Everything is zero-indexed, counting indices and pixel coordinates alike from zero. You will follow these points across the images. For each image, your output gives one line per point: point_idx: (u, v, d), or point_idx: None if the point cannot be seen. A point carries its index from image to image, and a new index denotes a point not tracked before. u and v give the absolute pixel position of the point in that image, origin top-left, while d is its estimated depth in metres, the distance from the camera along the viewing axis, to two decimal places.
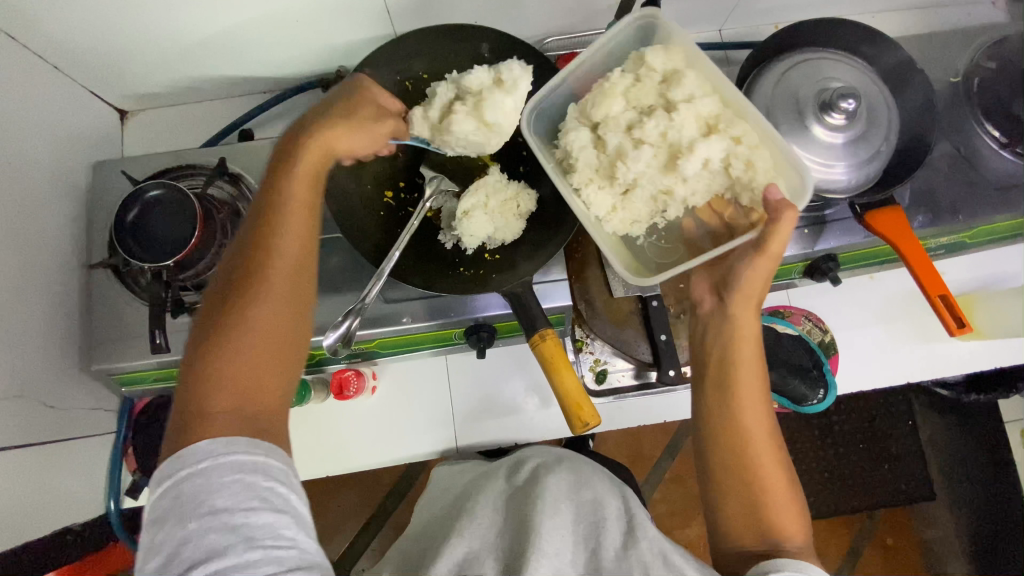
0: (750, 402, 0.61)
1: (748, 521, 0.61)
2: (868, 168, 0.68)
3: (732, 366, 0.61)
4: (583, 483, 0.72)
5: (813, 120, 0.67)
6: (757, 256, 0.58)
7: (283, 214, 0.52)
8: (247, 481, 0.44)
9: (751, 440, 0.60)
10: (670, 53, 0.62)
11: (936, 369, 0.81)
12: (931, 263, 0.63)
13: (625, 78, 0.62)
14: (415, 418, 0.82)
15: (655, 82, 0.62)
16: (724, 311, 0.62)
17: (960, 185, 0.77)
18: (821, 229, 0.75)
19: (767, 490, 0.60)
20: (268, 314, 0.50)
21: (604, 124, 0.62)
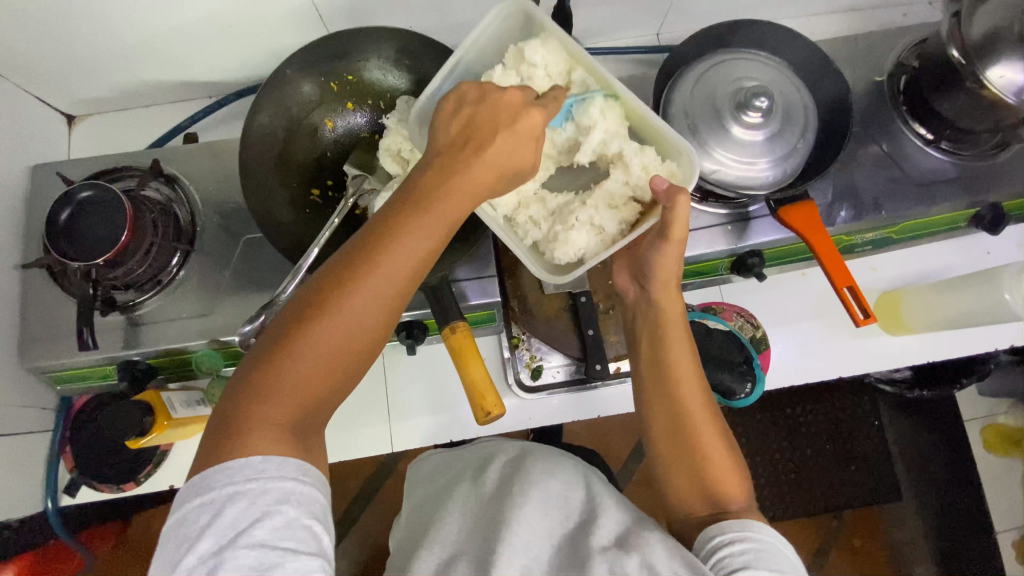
0: (685, 383, 0.63)
1: (696, 492, 0.62)
2: (787, 164, 0.69)
3: (661, 350, 0.65)
4: (556, 470, 0.75)
5: (731, 119, 0.68)
6: (667, 242, 0.62)
7: (397, 240, 0.51)
8: (287, 516, 0.45)
9: (688, 415, 0.63)
10: (547, 47, 0.65)
11: (867, 363, 0.82)
12: (839, 255, 0.65)
13: (508, 76, 0.65)
14: (355, 415, 0.82)
15: (543, 81, 0.65)
16: (648, 295, 0.67)
17: (883, 181, 0.78)
18: (745, 225, 0.76)
19: (711, 464, 0.62)
20: (342, 336, 0.50)
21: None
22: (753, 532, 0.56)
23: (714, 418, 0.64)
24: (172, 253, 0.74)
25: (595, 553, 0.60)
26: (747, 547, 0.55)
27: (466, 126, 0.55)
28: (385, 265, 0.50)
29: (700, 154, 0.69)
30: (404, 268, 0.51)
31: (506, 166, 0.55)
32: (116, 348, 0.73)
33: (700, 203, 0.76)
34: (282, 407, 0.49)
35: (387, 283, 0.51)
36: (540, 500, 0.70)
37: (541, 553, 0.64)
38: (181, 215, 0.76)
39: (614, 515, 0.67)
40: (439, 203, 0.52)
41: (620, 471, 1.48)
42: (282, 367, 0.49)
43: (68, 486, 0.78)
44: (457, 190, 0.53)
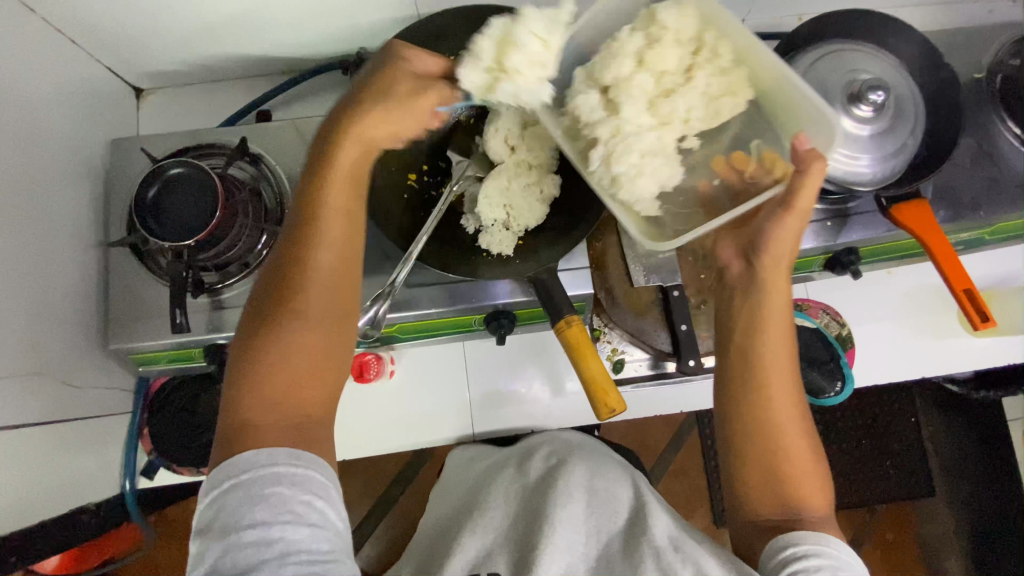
0: (774, 381, 0.58)
1: (772, 494, 0.57)
2: (895, 162, 0.68)
3: (755, 338, 0.59)
4: (597, 469, 0.71)
5: (841, 112, 0.67)
6: (786, 213, 0.57)
7: (318, 226, 0.53)
8: (283, 494, 0.44)
9: (775, 417, 0.58)
10: (682, 9, 0.57)
11: (947, 363, 0.82)
12: (957, 257, 0.64)
13: (635, 36, 0.57)
14: (433, 404, 0.81)
15: (673, 44, 0.57)
16: (754, 275, 0.61)
17: (982, 181, 0.77)
18: (844, 222, 0.75)
19: (791, 472, 0.57)
20: (295, 323, 0.51)
21: (616, 88, 0.57)
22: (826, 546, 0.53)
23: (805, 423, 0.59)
24: (258, 235, 0.72)
25: (646, 560, 0.58)
26: (824, 563, 0.51)
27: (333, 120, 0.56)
28: (318, 244, 0.52)
29: None
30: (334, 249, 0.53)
31: (381, 134, 0.55)
32: (201, 332, 0.71)
33: None
34: (274, 404, 0.49)
35: (326, 269, 0.53)
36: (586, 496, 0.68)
37: (587, 547, 0.63)
38: (267, 197, 0.74)
39: (665, 516, 0.64)
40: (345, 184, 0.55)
41: (658, 461, 1.49)
42: (251, 378, 0.49)
43: (147, 468, 0.77)
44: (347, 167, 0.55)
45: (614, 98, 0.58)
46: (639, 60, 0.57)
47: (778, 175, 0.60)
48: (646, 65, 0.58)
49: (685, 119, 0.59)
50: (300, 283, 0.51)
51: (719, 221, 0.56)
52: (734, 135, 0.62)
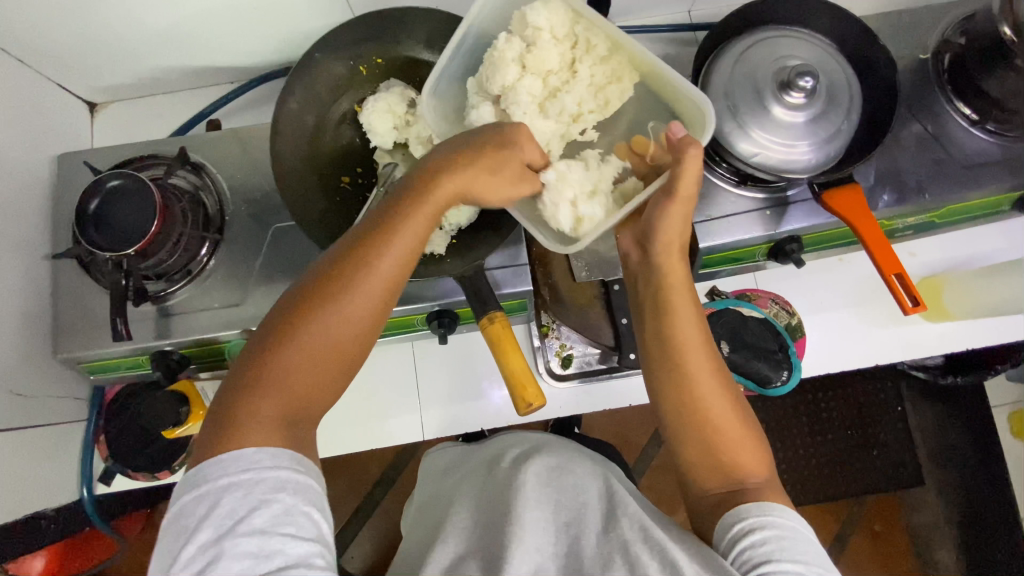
0: (695, 370, 0.59)
1: (709, 464, 0.58)
2: (829, 147, 0.68)
3: (665, 321, 0.60)
4: (564, 465, 0.72)
5: (773, 100, 0.66)
6: (670, 201, 0.58)
7: (386, 244, 0.52)
8: (284, 503, 0.45)
9: (696, 391, 0.58)
10: (550, 7, 0.61)
11: (902, 349, 0.81)
12: (888, 242, 0.63)
13: (513, 42, 0.61)
14: (382, 405, 0.82)
15: (550, 43, 0.61)
16: (651, 263, 0.63)
17: (927, 164, 0.75)
18: (783, 211, 0.74)
19: (724, 440, 0.58)
20: (325, 335, 0.51)
21: (506, 95, 0.61)
22: (773, 517, 0.53)
23: (730, 396, 0.59)
24: (200, 243, 0.73)
25: (616, 557, 0.57)
26: (768, 535, 0.51)
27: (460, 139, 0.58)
28: (374, 264, 0.52)
29: (739, 136, 0.68)
30: (383, 277, 0.53)
31: (465, 176, 0.55)
32: (148, 339, 0.73)
33: (733, 188, 0.75)
34: (278, 402, 0.49)
35: (378, 291, 0.53)
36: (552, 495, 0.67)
37: (556, 546, 0.62)
38: (209, 205, 0.75)
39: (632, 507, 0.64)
40: (423, 214, 0.54)
41: (641, 456, 1.48)
42: (267, 372, 0.50)
43: (103, 475, 0.79)
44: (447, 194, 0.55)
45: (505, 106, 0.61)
46: (521, 65, 0.61)
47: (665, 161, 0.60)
48: (529, 70, 0.62)
49: (578, 113, 0.63)
50: (344, 295, 0.51)
51: (616, 219, 0.59)
52: (632, 121, 0.65)
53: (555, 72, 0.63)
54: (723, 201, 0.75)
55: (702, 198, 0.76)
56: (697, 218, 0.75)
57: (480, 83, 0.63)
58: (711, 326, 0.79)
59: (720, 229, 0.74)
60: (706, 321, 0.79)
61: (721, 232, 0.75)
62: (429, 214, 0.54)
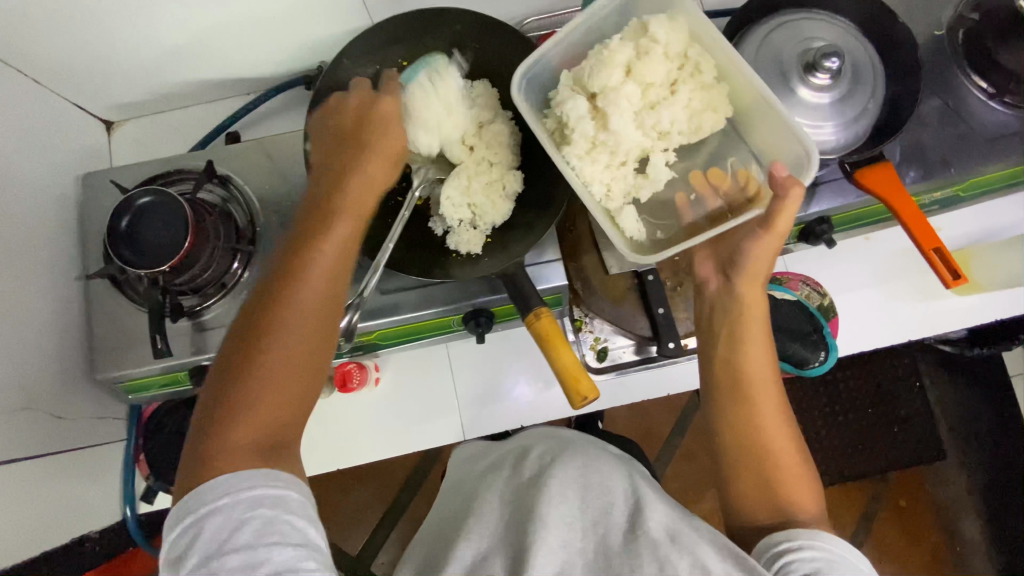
0: (761, 395, 0.60)
1: (764, 497, 0.58)
2: (857, 126, 0.68)
3: (742, 354, 0.61)
4: (587, 464, 0.66)
5: (798, 82, 0.67)
6: (764, 233, 0.60)
7: (309, 247, 0.53)
8: (265, 516, 0.45)
9: (763, 425, 0.60)
10: (673, 25, 0.61)
11: (932, 324, 0.81)
12: (924, 217, 0.63)
13: (626, 47, 0.60)
14: (420, 408, 0.82)
15: (661, 57, 0.61)
16: (730, 292, 0.63)
17: (950, 138, 0.76)
18: (813, 191, 0.75)
19: (781, 477, 0.58)
20: (283, 343, 0.51)
21: (604, 95, 0.60)
22: (823, 542, 0.53)
23: (793, 437, 0.61)
24: (232, 256, 0.73)
25: (645, 556, 0.54)
26: (817, 555, 0.52)
27: (332, 134, 0.59)
28: (303, 266, 0.52)
29: None
30: (313, 274, 0.52)
31: (364, 162, 0.56)
32: (186, 354, 0.72)
33: None
34: (249, 427, 0.49)
35: (314, 284, 0.52)
36: (579, 491, 0.63)
37: (583, 542, 0.59)
38: (239, 217, 0.75)
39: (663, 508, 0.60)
40: (338, 205, 0.55)
41: (664, 445, 1.48)
42: (230, 400, 0.49)
43: (145, 493, 0.79)
44: (343, 185, 0.56)
45: (603, 105, 0.60)
46: (627, 71, 0.61)
47: (752, 193, 0.63)
48: (634, 76, 0.61)
49: (670, 127, 0.63)
50: (283, 302, 0.51)
51: (702, 237, 0.60)
52: (712, 152, 0.67)
53: (658, 84, 0.62)
54: None
55: None
56: None
57: (577, 80, 0.63)
58: None
59: None
60: None
61: None
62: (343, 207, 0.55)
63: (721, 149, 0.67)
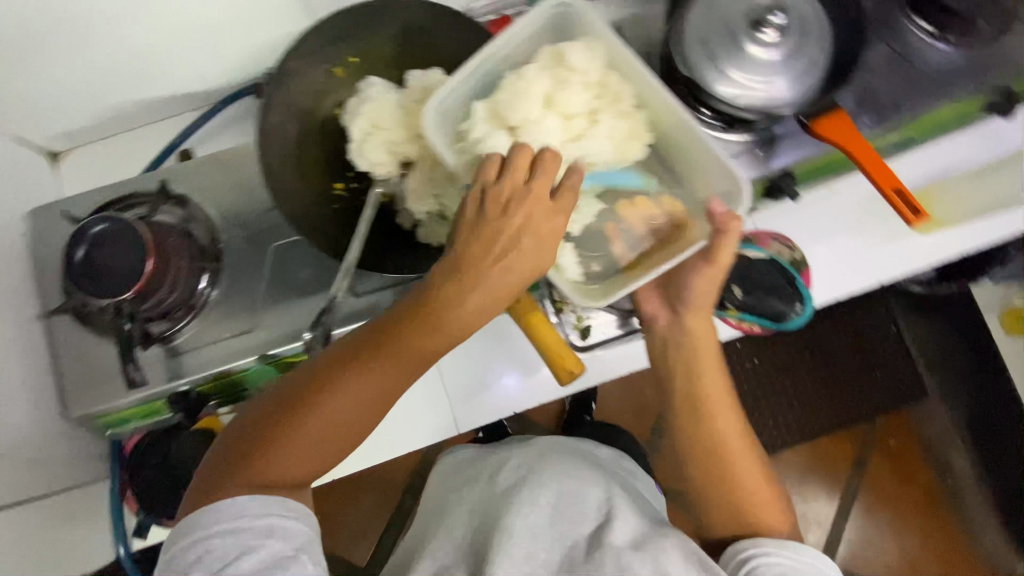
0: (725, 422, 0.66)
1: (730, 517, 0.65)
2: (807, 79, 0.69)
3: (701, 385, 0.66)
4: (564, 470, 0.73)
5: (747, 40, 0.68)
6: (707, 265, 0.63)
7: (388, 344, 0.52)
8: (274, 547, 0.48)
9: (726, 450, 0.65)
10: (592, 52, 0.61)
11: (902, 265, 0.83)
12: (880, 158, 0.65)
13: (543, 77, 0.60)
14: (409, 407, 0.81)
15: (579, 86, 0.61)
16: (681, 325, 0.66)
17: (898, 81, 0.78)
18: (773, 146, 0.76)
19: (745, 497, 0.65)
20: (332, 419, 0.51)
21: (526, 127, 0.59)
22: (788, 551, 0.62)
23: (752, 455, 0.66)
24: (198, 276, 0.71)
25: (607, 561, 0.60)
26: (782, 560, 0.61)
27: (496, 203, 0.52)
28: (377, 365, 0.52)
29: (718, 79, 0.69)
30: (385, 382, 0.52)
31: (466, 268, 0.51)
32: (162, 382, 0.69)
33: (722, 134, 0.76)
34: (279, 470, 0.50)
35: (379, 387, 0.52)
36: (552, 501, 0.69)
37: (548, 554, 0.63)
38: (201, 235, 0.72)
39: (629, 522, 0.66)
40: (442, 324, 0.51)
41: None
42: (260, 450, 0.50)
43: (137, 529, 0.76)
44: (457, 280, 0.51)
45: (527, 140, 0.59)
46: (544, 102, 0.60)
47: (680, 224, 0.65)
48: (554, 108, 0.61)
49: (595, 160, 0.63)
50: (342, 390, 0.51)
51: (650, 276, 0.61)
52: (636, 181, 0.66)
53: (579, 116, 0.62)
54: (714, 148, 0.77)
55: None
56: None
57: (493, 110, 0.60)
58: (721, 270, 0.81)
59: None
60: None
61: None
62: (461, 311, 0.51)
63: (645, 177, 0.67)
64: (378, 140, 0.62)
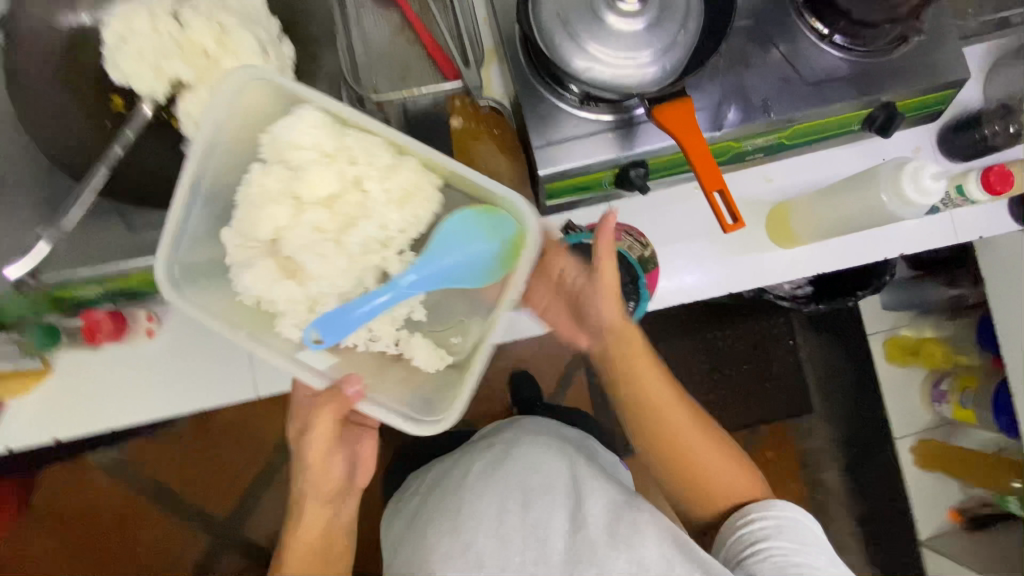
0: (671, 415, 0.72)
1: (704, 501, 0.72)
2: (667, 59, 0.64)
3: (637, 391, 0.72)
4: (534, 462, 0.74)
5: (605, 9, 0.62)
6: (601, 292, 0.67)
7: (300, 500, 0.69)
8: None
9: (682, 445, 0.72)
10: (305, 122, 0.54)
11: (757, 279, 0.80)
12: (711, 160, 0.61)
13: (269, 172, 0.54)
14: (200, 361, 0.74)
15: (318, 164, 0.54)
16: (603, 340, 0.72)
17: (772, 80, 0.72)
18: (630, 131, 0.69)
19: (705, 475, 0.72)
20: (292, 562, 0.68)
21: (280, 237, 0.54)
22: (773, 510, 0.67)
23: (704, 428, 0.73)
24: None
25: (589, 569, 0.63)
26: (767, 525, 0.66)
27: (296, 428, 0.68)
28: (303, 511, 0.69)
29: (570, 48, 0.63)
30: (314, 517, 0.69)
31: (312, 441, 0.65)
32: None
33: (578, 110, 0.69)
34: None
35: (311, 527, 0.69)
36: (524, 496, 0.70)
37: (523, 554, 0.66)
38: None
39: (598, 497, 0.69)
40: (309, 481, 0.68)
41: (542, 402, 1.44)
42: None
43: None
44: (312, 464, 0.67)
45: (290, 257, 0.55)
46: (290, 197, 0.54)
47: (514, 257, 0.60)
48: (305, 197, 0.54)
49: (387, 234, 0.56)
50: (292, 535, 0.69)
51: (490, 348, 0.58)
52: None
53: (341, 194, 0.54)
54: (565, 123, 0.70)
55: (544, 119, 0.70)
56: (537, 142, 0.69)
57: (238, 228, 0.55)
58: None
59: (563, 154, 0.69)
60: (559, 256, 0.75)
61: (563, 155, 0.69)
62: (314, 466, 0.67)
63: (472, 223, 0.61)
64: (135, 51, 0.56)
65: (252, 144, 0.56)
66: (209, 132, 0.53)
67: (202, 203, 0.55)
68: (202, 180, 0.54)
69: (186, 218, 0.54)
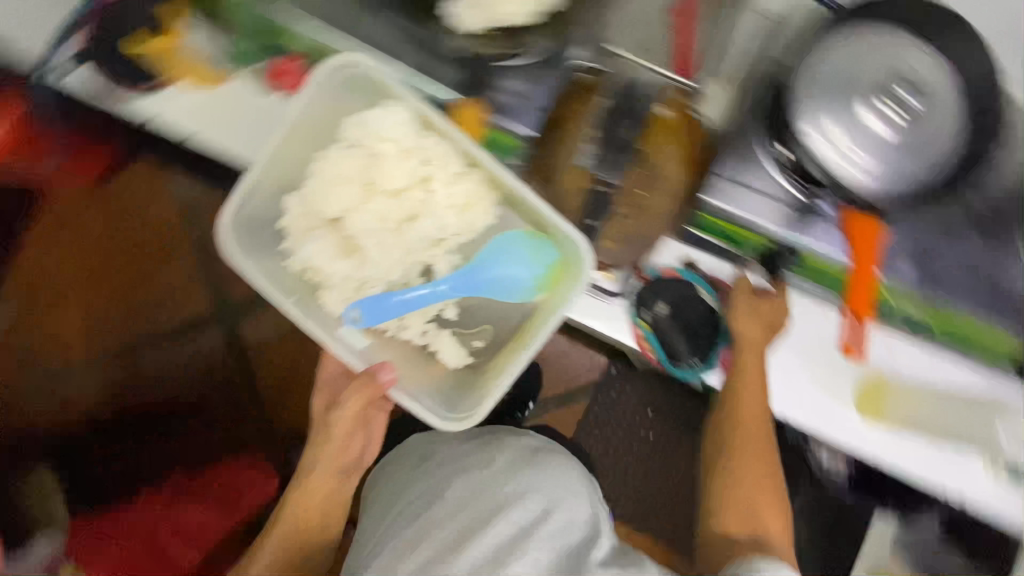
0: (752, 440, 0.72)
1: (738, 518, 0.70)
2: (890, 181, 0.62)
3: (739, 399, 0.72)
4: (533, 486, 0.72)
5: (857, 99, 0.61)
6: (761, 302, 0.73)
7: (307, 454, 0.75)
8: None
9: (744, 445, 0.72)
10: (387, 110, 0.68)
11: (821, 422, 0.76)
12: (866, 277, 0.69)
13: (341, 150, 0.69)
14: None
15: (393, 154, 0.69)
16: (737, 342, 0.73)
17: (965, 269, 0.69)
18: (806, 219, 0.69)
19: (756, 501, 0.71)
20: (307, 507, 0.75)
21: (346, 216, 0.69)
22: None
23: (766, 459, 0.73)
24: None
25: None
26: None
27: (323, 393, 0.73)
28: (315, 461, 0.74)
29: (807, 107, 0.62)
30: (324, 468, 0.74)
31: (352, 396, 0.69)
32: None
33: (773, 170, 0.68)
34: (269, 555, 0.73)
35: (322, 478, 0.74)
36: (486, 506, 0.70)
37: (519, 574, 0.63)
38: None
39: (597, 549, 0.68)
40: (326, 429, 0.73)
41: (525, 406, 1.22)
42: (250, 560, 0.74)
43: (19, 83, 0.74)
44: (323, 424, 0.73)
45: (350, 237, 0.70)
46: (365, 184, 0.70)
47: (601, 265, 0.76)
48: (378, 186, 0.69)
49: (441, 235, 0.71)
50: (302, 482, 0.75)
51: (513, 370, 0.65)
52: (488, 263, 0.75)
53: (408, 187, 0.70)
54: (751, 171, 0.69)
55: (738, 156, 0.69)
56: (722, 170, 0.69)
57: (305, 207, 0.69)
58: (671, 283, 0.76)
59: (737, 200, 0.69)
60: (670, 281, 0.75)
61: (738, 201, 0.69)
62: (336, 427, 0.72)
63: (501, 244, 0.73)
64: None
65: (330, 125, 0.70)
66: (298, 110, 0.66)
67: (272, 183, 0.68)
68: (267, 160, 0.65)
69: (250, 195, 0.66)
